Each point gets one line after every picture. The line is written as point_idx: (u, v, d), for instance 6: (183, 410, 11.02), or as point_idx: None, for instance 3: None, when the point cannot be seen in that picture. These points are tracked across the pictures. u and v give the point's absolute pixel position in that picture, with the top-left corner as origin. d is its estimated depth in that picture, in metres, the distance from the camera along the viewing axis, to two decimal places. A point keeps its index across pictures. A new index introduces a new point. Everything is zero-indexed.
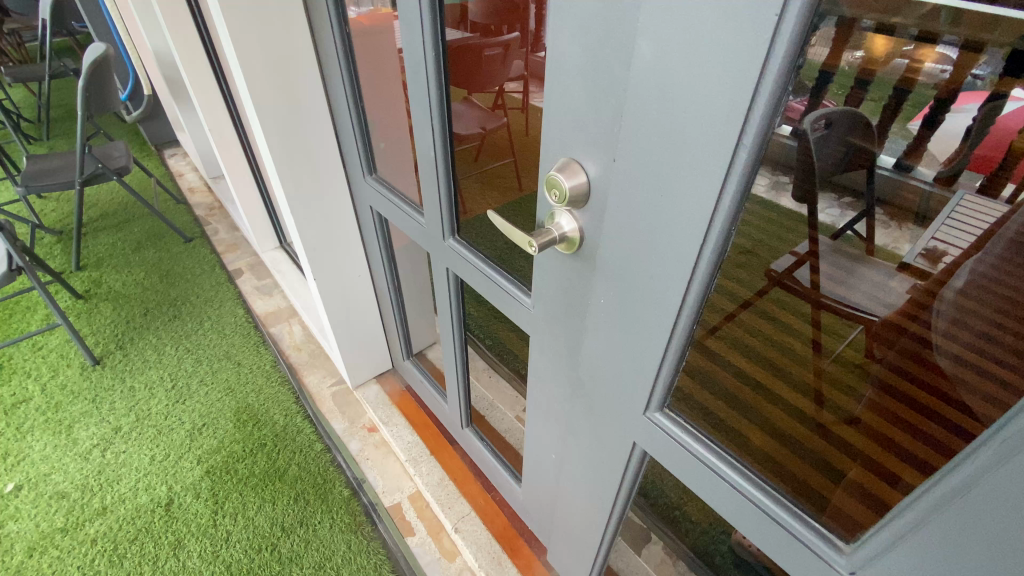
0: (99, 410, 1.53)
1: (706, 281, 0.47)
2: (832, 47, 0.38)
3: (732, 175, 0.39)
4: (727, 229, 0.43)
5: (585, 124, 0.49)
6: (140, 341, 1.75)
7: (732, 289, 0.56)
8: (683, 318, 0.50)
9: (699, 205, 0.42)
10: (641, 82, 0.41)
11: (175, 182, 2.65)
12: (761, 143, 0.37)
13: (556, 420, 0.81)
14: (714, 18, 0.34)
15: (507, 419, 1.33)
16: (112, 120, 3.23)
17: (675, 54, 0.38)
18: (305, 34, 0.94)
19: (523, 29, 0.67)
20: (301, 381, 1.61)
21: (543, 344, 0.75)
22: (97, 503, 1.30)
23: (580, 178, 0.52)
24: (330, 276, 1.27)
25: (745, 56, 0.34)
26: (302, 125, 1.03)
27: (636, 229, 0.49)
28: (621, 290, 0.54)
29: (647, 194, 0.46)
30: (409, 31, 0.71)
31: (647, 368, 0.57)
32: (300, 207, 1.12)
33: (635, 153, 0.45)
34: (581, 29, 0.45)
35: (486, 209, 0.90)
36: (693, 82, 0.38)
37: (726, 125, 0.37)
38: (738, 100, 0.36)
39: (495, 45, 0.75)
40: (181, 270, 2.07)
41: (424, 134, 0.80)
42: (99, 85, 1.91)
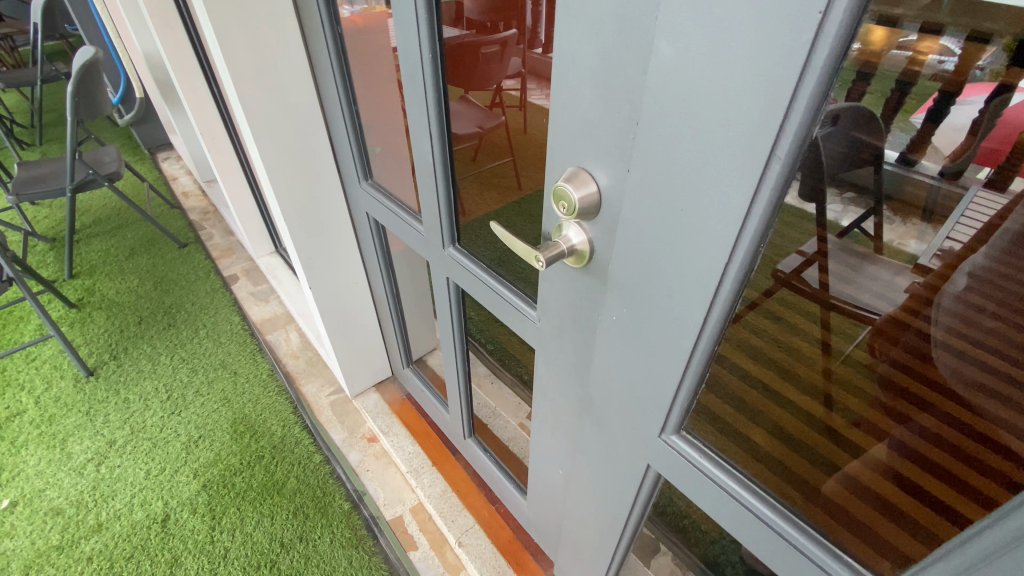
0: (93, 423, 1.49)
1: (730, 301, 0.43)
2: (873, 42, 0.33)
3: (763, 191, 0.36)
4: (755, 246, 0.39)
5: (596, 132, 0.46)
6: (135, 350, 1.72)
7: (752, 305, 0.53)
8: (705, 339, 0.47)
9: (725, 221, 0.39)
10: (659, 87, 0.38)
11: (169, 187, 2.61)
12: (795, 156, 0.34)
13: (562, 435, 0.78)
14: (744, 18, 0.31)
15: (510, 426, 1.30)
16: (105, 124, 3.19)
17: (699, 57, 0.34)
18: (296, 37, 0.91)
19: (520, 26, 0.62)
20: (298, 390, 1.58)
21: (549, 358, 0.71)
22: (93, 519, 1.27)
23: (590, 189, 0.48)
24: (326, 284, 1.23)
25: (780, 61, 0.31)
26: (295, 130, 0.99)
27: (653, 245, 0.45)
28: (635, 307, 0.51)
29: (664, 207, 0.42)
30: (404, 32, 0.67)
31: (664, 390, 0.53)
32: (294, 214, 1.08)
33: (652, 163, 0.41)
34: (593, 29, 0.41)
35: (483, 211, 0.86)
36: (720, 88, 0.34)
37: (756, 136, 0.34)
38: (770, 109, 0.32)
39: (491, 43, 0.70)
40: (176, 276, 2.03)
41: (421, 139, 0.76)
42: (89, 88, 1.86)
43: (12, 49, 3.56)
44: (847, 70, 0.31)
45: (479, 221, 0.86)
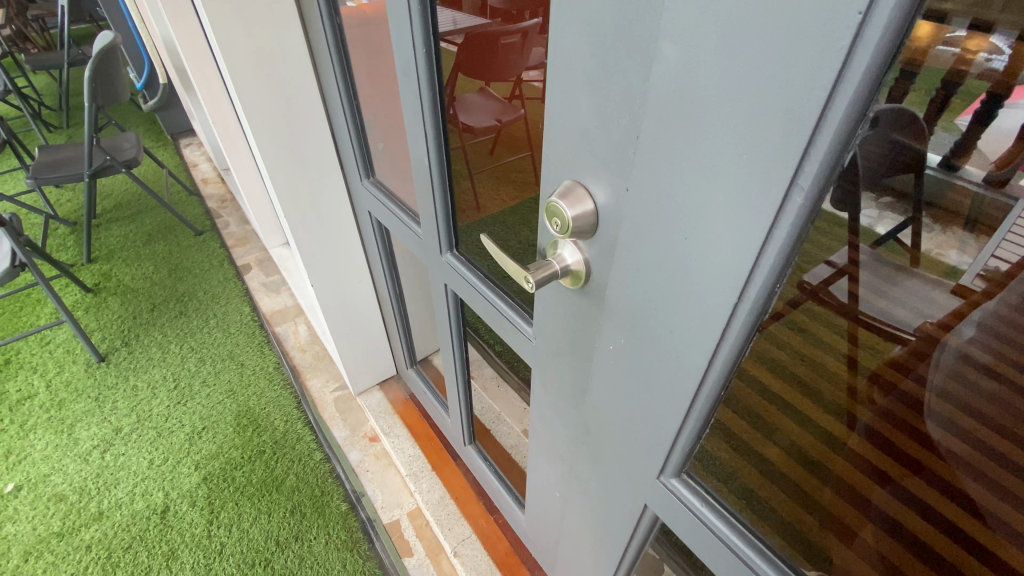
0: (101, 410, 1.51)
1: (739, 346, 0.37)
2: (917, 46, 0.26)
3: (781, 224, 0.30)
4: (770, 289, 0.33)
5: (593, 142, 0.40)
6: (146, 337, 1.73)
7: (769, 341, 0.46)
8: (709, 385, 0.41)
9: (733, 256, 0.33)
10: (662, 94, 0.32)
11: (189, 173, 2.63)
12: (821, 186, 0.28)
13: (558, 460, 0.73)
14: (762, 20, 0.25)
15: (513, 434, 1.25)
16: (130, 109, 3.23)
17: (708, 64, 0.29)
18: (297, 28, 0.87)
19: (545, 14, 0.53)
20: (303, 384, 1.56)
21: (545, 380, 0.66)
22: (94, 507, 1.28)
23: (586, 206, 0.43)
24: (327, 282, 1.20)
25: (805, 74, 0.25)
26: (295, 123, 0.96)
27: (652, 275, 0.40)
28: (635, 341, 0.45)
29: (665, 234, 0.37)
30: (397, 26, 0.63)
31: (663, 431, 0.48)
32: (295, 210, 1.05)
33: (653, 186, 0.36)
34: (591, 24, 0.35)
35: (499, 207, 0.79)
36: (730, 104, 0.28)
37: (775, 163, 0.28)
38: (789, 131, 0.27)
39: (513, 32, 0.62)
40: (190, 264, 2.04)
41: (417, 138, 0.72)
42: (107, 73, 1.87)
43: (43, 31, 3.62)
44: (892, 79, 0.25)
45: (493, 217, 0.79)
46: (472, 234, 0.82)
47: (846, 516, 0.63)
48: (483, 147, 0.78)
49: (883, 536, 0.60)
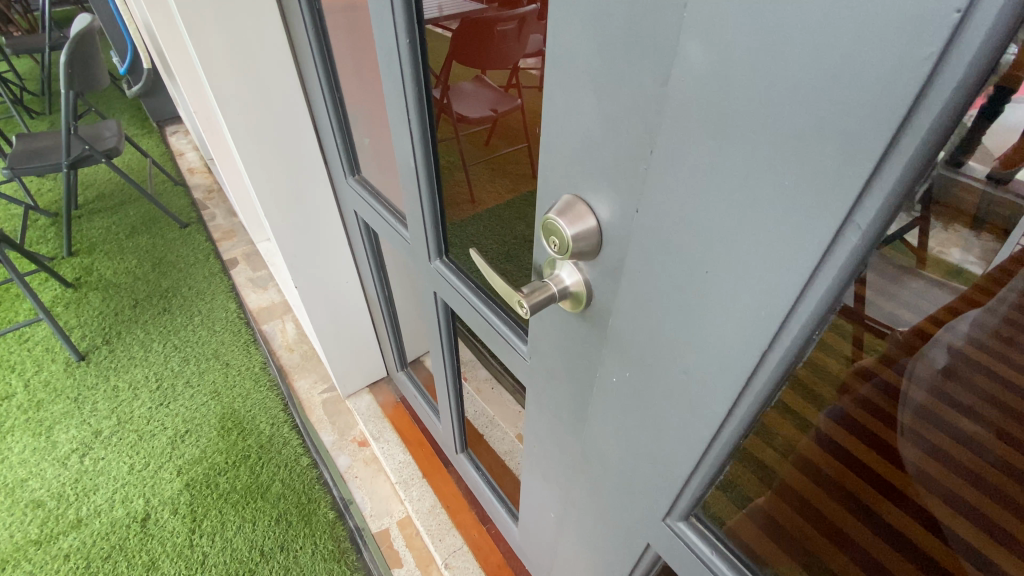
0: (81, 412, 1.46)
1: (765, 396, 0.33)
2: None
3: (827, 268, 0.25)
4: (806, 337, 0.29)
5: (597, 155, 0.34)
6: (127, 335, 1.67)
7: None
8: (728, 434, 0.36)
9: (765, 301, 0.28)
10: (684, 108, 0.27)
11: (175, 162, 2.55)
12: (883, 224, 0.23)
13: (552, 479, 0.68)
14: (820, 17, 0.20)
15: (507, 439, 1.19)
16: (115, 94, 3.13)
17: (745, 69, 0.23)
18: (273, 13, 0.80)
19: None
20: (290, 385, 1.50)
21: (541, 403, 0.61)
22: (73, 514, 1.24)
23: (588, 224, 0.38)
24: (313, 283, 1.15)
25: (874, 90, 0.19)
26: (273, 117, 0.89)
27: (664, 310, 0.35)
28: (642, 377, 0.40)
29: (681, 266, 0.31)
30: (376, 14, 0.57)
31: (671, 475, 0.43)
32: (276, 208, 0.99)
33: (667, 211, 0.31)
34: (595, 17, 0.29)
35: (496, 200, 0.72)
36: (771, 122, 0.23)
37: (829, 195, 0.23)
38: (848, 159, 0.21)
39: (509, 18, 0.58)
40: (175, 258, 1.97)
41: (402, 138, 0.66)
42: (84, 58, 1.78)
43: (24, 13, 3.52)
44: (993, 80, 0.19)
45: (488, 212, 0.74)
46: (465, 230, 0.77)
47: (823, 505, 0.52)
48: (476, 140, 0.72)
49: (863, 528, 0.50)
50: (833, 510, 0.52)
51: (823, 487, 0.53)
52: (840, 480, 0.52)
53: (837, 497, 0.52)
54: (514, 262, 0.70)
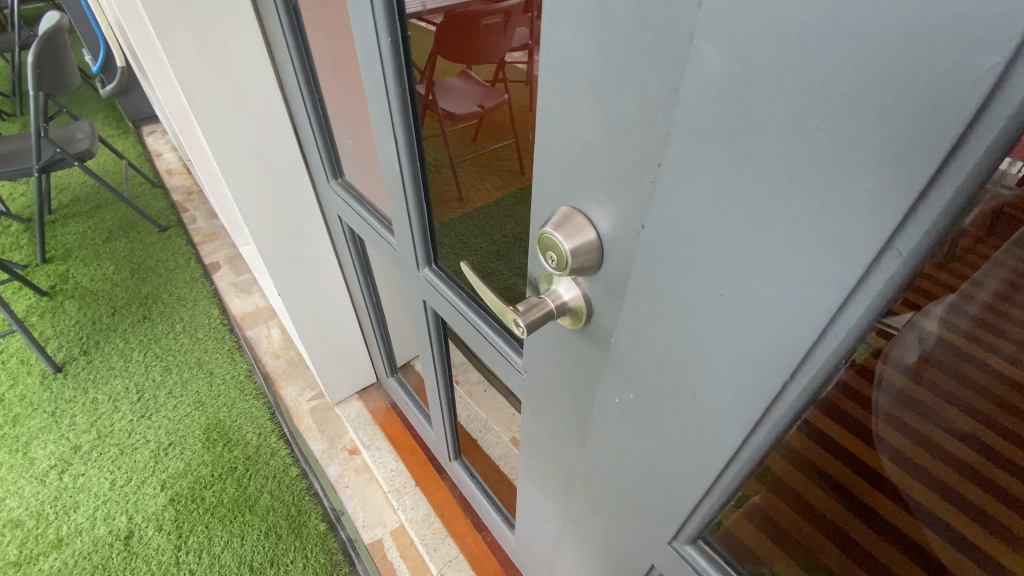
0: (59, 426, 1.40)
1: (785, 423, 0.30)
2: None
3: (863, 295, 0.22)
4: (832, 365, 0.26)
5: (596, 166, 0.32)
6: (106, 345, 1.62)
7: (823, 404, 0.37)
8: (742, 462, 0.34)
9: (788, 328, 0.25)
10: (696, 120, 0.24)
11: (152, 163, 2.48)
12: (927, 250, 0.20)
13: (549, 493, 0.66)
14: (861, 21, 0.17)
15: (501, 443, 1.14)
16: (89, 93, 3.03)
17: (770, 76, 0.21)
18: (246, 9, 0.76)
19: None
20: (277, 393, 1.46)
21: (538, 417, 0.58)
22: (53, 533, 1.19)
23: (587, 237, 0.35)
24: (296, 289, 1.11)
25: (925, 103, 0.17)
26: (249, 118, 0.85)
27: (674, 333, 0.32)
28: (648, 399, 0.38)
29: (693, 288, 0.29)
30: (354, 11, 0.53)
31: (679, 499, 0.41)
32: (255, 213, 0.95)
33: (677, 230, 0.28)
34: (594, 18, 0.26)
35: (483, 199, 0.68)
36: (801, 136, 0.21)
37: (866, 218, 0.20)
38: (891, 181, 0.19)
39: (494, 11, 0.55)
40: (154, 263, 1.91)
41: (385, 141, 0.63)
42: (52, 57, 1.70)
43: None
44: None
45: (477, 211, 0.70)
46: (452, 230, 0.73)
47: (815, 499, 0.44)
48: (463, 135, 0.68)
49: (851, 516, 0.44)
50: (825, 504, 0.44)
51: (817, 482, 0.43)
52: (832, 474, 0.42)
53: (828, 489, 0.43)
54: (505, 260, 0.67)
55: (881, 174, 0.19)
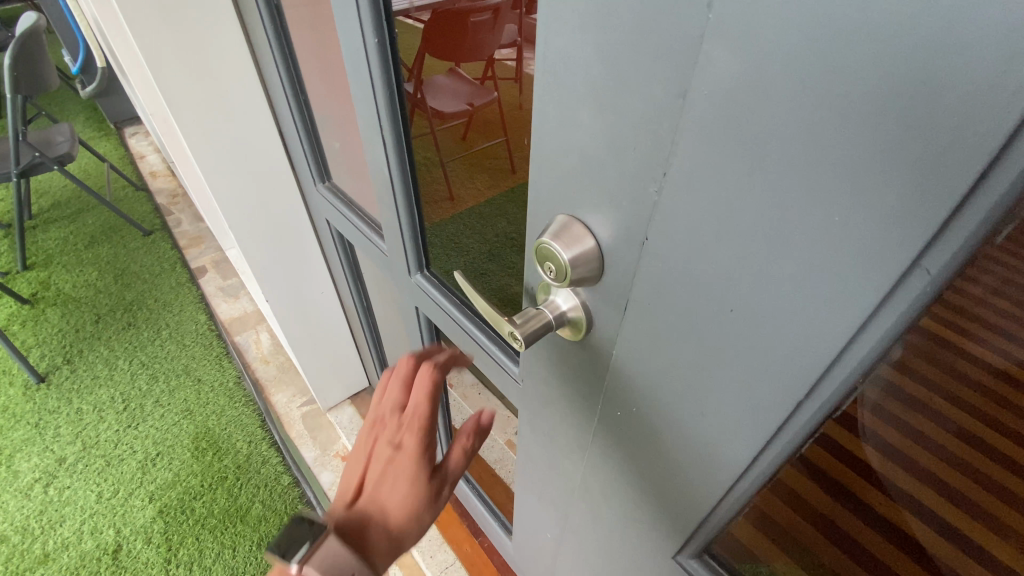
0: (42, 438, 1.37)
1: (798, 440, 0.29)
2: None
3: (887, 313, 0.21)
4: (850, 384, 0.25)
5: (596, 175, 0.30)
6: (90, 353, 1.58)
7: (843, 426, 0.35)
8: (752, 479, 0.33)
9: (805, 347, 0.24)
10: (707, 129, 0.23)
11: (135, 166, 2.43)
12: (957, 268, 0.19)
13: (547, 503, 0.64)
14: (894, 25, 0.16)
15: (496, 445, 1.16)
16: (69, 95, 2.97)
17: (787, 83, 0.19)
18: (227, 8, 0.74)
19: None
20: (267, 400, 1.44)
21: (535, 425, 0.57)
22: (39, 549, 1.16)
23: (585, 245, 0.33)
24: (284, 295, 1.08)
25: (962, 114, 0.16)
26: (232, 122, 0.83)
27: (682, 347, 0.31)
28: (654, 413, 0.37)
29: (701, 302, 0.28)
30: (339, 10, 0.51)
31: (685, 514, 0.40)
32: (241, 218, 0.93)
33: (686, 242, 0.27)
34: (594, 18, 0.25)
35: (475, 198, 0.71)
36: (822, 146, 0.19)
37: (894, 236, 0.19)
38: (923, 196, 0.18)
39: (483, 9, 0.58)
40: (139, 269, 1.87)
41: (374, 145, 0.61)
42: (30, 59, 1.66)
43: None
44: None
45: (469, 212, 0.71)
46: (444, 230, 0.70)
47: (823, 505, 0.41)
48: (454, 134, 0.72)
49: (857, 519, 0.42)
50: (825, 506, 0.41)
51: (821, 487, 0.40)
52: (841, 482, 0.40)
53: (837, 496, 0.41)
54: (497, 260, 0.67)
55: (912, 188, 0.18)
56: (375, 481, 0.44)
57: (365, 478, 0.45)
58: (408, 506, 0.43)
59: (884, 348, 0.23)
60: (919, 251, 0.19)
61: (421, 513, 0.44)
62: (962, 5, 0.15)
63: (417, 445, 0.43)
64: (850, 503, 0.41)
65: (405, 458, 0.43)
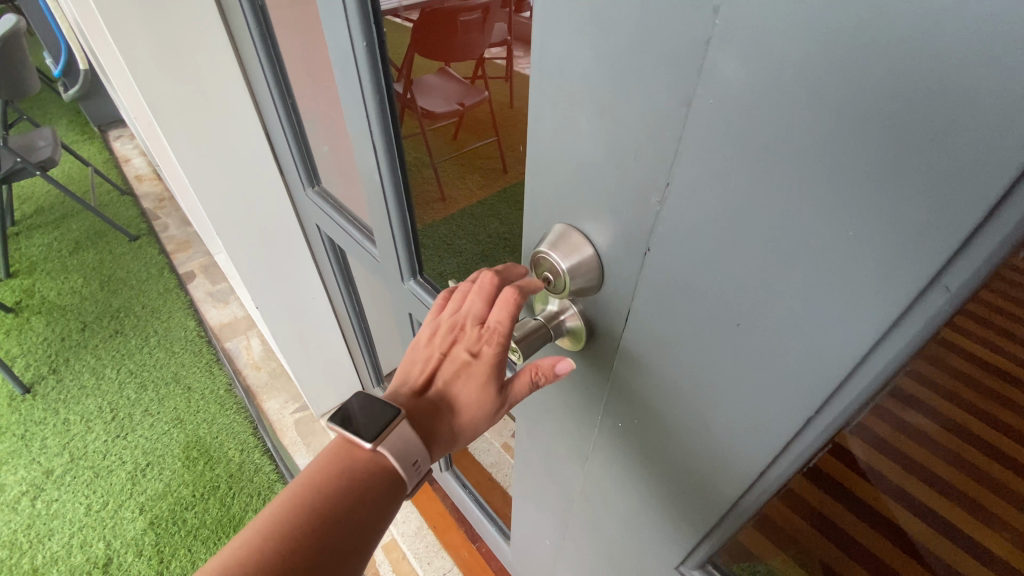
0: (29, 450, 1.34)
1: (808, 455, 0.28)
2: None
3: (904, 331, 0.20)
4: (863, 400, 0.24)
5: (595, 185, 0.29)
6: (76, 362, 1.55)
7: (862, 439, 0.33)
8: (759, 493, 0.32)
9: (816, 364, 0.23)
10: (713, 141, 0.22)
11: (121, 170, 2.39)
12: (978, 285, 0.18)
13: (545, 511, 0.63)
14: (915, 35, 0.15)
15: (493, 449, 1.16)
16: (51, 98, 2.91)
17: (799, 94, 0.18)
18: (211, 11, 0.72)
19: None
20: (259, 407, 1.42)
21: (533, 433, 0.56)
22: (26, 564, 1.14)
23: (583, 254, 0.32)
24: (275, 301, 1.07)
25: (988, 127, 0.15)
26: (218, 127, 0.81)
27: (688, 361, 0.30)
28: (656, 425, 0.36)
29: (707, 315, 0.27)
30: (326, 13, 0.50)
31: (689, 527, 0.39)
32: (229, 224, 0.91)
33: (691, 256, 0.26)
34: (594, 23, 0.24)
35: (467, 199, 0.67)
36: (836, 159, 0.19)
37: (912, 253, 0.18)
38: (944, 213, 0.17)
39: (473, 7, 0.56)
40: (125, 275, 1.84)
41: (365, 151, 0.60)
42: (9, 62, 1.62)
43: None
44: None
45: (462, 212, 0.68)
46: (437, 231, 0.70)
47: (835, 515, 0.39)
48: (444, 134, 0.69)
49: (875, 533, 0.39)
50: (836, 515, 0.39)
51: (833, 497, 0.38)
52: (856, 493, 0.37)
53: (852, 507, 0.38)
54: (489, 261, 0.65)
55: (931, 204, 0.17)
56: (445, 379, 0.41)
57: (434, 367, 0.41)
58: (478, 407, 0.40)
59: (899, 365, 0.22)
60: (938, 269, 0.18)
61: (487, 415, 0.41)
62: (990, 15, 0.14)
63: (497, 359, 0.38)
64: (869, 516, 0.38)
65: (482, 365, 0.39)
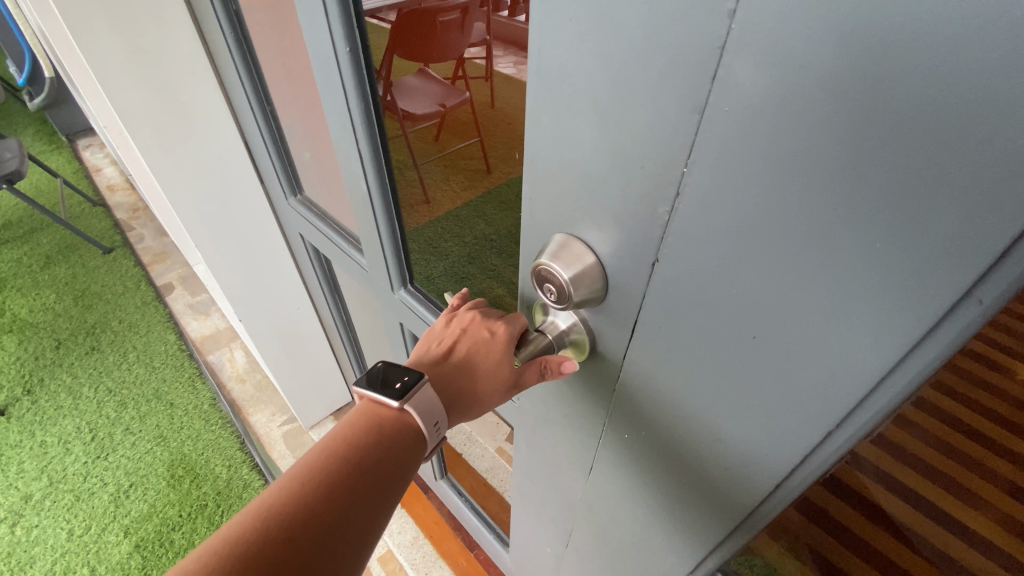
0: (5, 475, 1.29)
1: (824, 466, 0.28)
2: None
3: (932, 345, 0.19)
4: (883, 413, 0.24)
5: (598, 195, 0.28)
6: (51, 381, 1.49)
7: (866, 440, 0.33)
8: (774, 505, 0.31)
9: (838, 377, 0.23)
10: (728, 150, 0.21)
11: (92, 180, 2.32)
12: (1010, 297, 0.18)
13: (546, 521, 0.62)
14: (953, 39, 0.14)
15: (487, 454, 1.14)
16: (14, 108, 2.82)
17: (824, 103, 0.18)
18: (182, 17, 0.69)
19: None
20: (245, 421, 1.38)
21: (533, 443, 0.55)
22: None
23: (585, 263, 0.31)
24: (257, 313, 1.04)
25: None
26: (193, 135, 0.78)
27: (698, 373, 0.29)
28: (664, 438, 0.35)
29: (719, 327, 0.26)
30: (305, 18, 0.48)
31: (698, 538, 0.38)
32: (208, 236, 0.88)
33: (704, 268, 0.25)
34: (596, 27, 0.23)
35: (452, 201, 0.67)
36: (864, 168, 0.18)
37: (945, 266, 0.17)
38: (982, 226, 0.16)
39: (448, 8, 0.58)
40: (100, 290, 1.78)
41: (349, 161, 0.58)
42: None
43: None
44: None
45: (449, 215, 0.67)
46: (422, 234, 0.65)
47: (837, 513, 0.41)
48: (425, 134, 0.69)
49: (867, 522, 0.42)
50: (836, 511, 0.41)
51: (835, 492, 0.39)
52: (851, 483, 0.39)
53: (852, 502, 0.41)
54: (478, 264, 0.65)
55: (966, 216, 0.16)
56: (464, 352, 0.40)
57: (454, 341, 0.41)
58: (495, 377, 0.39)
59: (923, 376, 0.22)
60: (971, 284, 0.17)
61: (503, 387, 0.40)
62: None
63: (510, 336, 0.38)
64: (866, 508, 0.41)
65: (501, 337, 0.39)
